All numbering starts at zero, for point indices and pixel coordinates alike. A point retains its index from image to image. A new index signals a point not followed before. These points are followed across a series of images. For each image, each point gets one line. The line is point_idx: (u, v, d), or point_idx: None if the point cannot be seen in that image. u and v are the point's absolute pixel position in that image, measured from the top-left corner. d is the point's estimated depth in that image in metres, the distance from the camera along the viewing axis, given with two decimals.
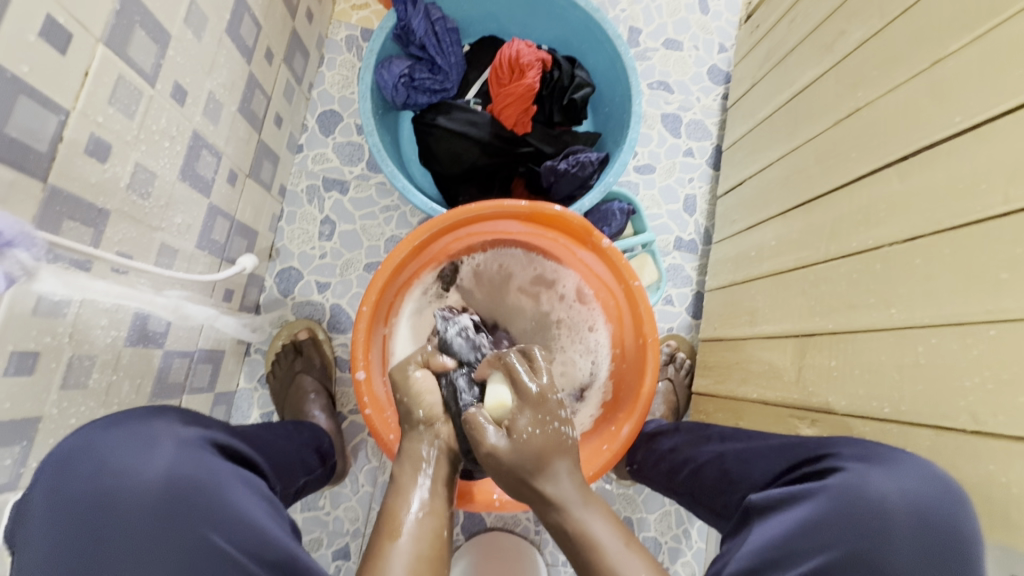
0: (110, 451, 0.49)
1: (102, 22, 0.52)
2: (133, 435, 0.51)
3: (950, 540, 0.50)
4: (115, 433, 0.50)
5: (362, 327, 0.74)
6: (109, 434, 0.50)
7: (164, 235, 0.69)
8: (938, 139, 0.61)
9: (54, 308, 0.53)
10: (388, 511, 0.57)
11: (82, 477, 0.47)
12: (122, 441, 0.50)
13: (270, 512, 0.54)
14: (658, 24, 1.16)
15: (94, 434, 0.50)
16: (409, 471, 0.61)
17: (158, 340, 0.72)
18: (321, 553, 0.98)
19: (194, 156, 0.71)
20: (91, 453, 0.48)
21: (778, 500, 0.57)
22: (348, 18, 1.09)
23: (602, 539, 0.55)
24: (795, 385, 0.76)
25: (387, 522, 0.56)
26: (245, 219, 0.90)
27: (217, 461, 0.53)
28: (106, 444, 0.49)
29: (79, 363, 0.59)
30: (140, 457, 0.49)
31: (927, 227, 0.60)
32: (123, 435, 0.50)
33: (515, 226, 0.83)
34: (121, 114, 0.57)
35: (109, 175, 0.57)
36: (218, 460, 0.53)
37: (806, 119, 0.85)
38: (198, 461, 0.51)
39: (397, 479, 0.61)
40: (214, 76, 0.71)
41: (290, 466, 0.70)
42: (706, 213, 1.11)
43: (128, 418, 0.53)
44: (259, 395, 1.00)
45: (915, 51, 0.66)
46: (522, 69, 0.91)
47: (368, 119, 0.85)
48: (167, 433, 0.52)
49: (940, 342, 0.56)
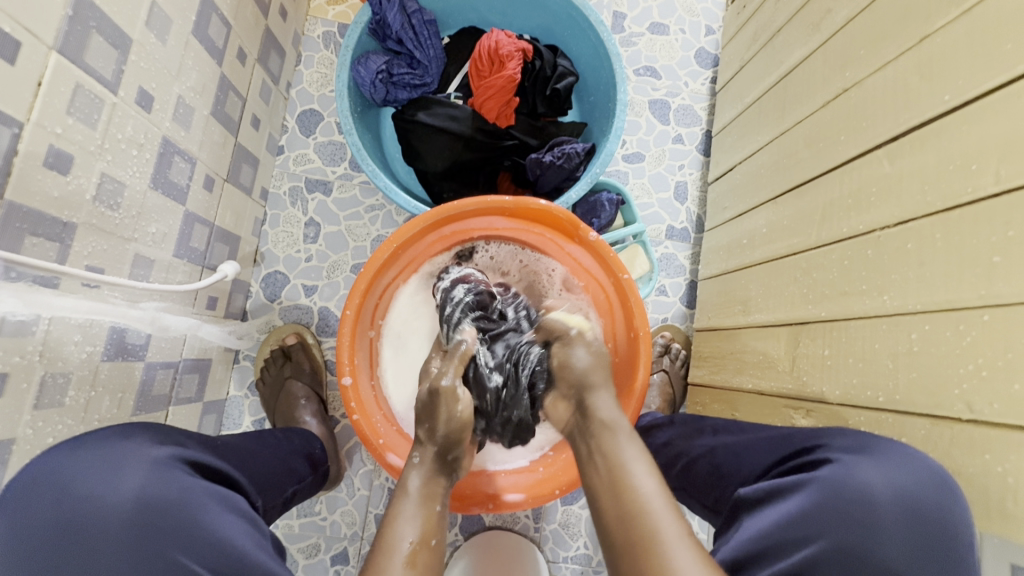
0: (78, 473, 0.48)
1: (54, 29, 0.50)
2: (102, 456, 0.49)
3: (943, 537, 0.49)
4: (82, 455, 0.49)
5: (347, 330, 0.73)
6: (76, 457, 0.49)
7: (138, 245, 0.67)
8: (929, 117, 0.59)
9: (21, 327, 0.52)
10: (386, 533, 0.54)
11: (47, 502, 0.47)
12: (90, 463, 0.49)
13: (250, 530, 0.53)
14: (643, 8, 1.13)
15: (62, 455, 0.49)
16: (418, 473, 0.61)
17: (138, 353, 0.71)
18: (319, 558, 0.97)
19: (165, 162, 0.69)
20: (57, 477, 0.48)
21: (769, 491, 0.56)
22: (324, 14, 1.07)
23: (665, 532, 0.49)
24: (790, 375, 0.75)
25: (382, 541, 0.53)
26: (226, 225, 0.88)
27: (190, 480, 0.51)
28: (73, 467, 0.48)
29: (53, 381, 0.57)
30: (109, 479, 0.48)
31: (919, 210, 0.58)
32: (91, 456, 0.49)
33: (501, 221, 0.81)
34: (82, 124, 0.55)
35: (73, 188, 0.55)
36: (192, 478, 0.52)
37: (795, 100, 0.83)
38: (169, 482, 0.50)
39: (404, 481, 0.60)
40: (182, 80, 0.69)
41: (276, 479, 0.68)
42: (697, 200, 1.09)
43: (99, 436, 0.52)
44: (250, 402, 0.98)
45: (904, 26, 0.64)
46: (502, 60, 0.89)
47: (347, 117, 0.82)
48: (140, 454, 0.51)
49: (934, 329, 0.55)
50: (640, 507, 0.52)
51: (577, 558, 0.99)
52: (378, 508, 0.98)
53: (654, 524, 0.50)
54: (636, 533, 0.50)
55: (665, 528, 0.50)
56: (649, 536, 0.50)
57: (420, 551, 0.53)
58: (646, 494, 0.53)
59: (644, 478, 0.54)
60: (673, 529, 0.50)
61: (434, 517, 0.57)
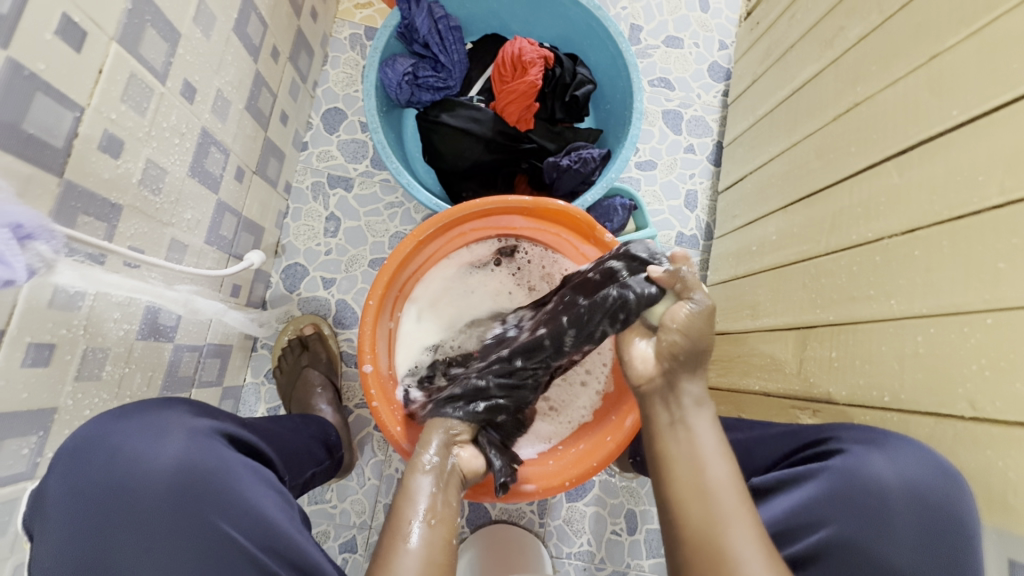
0: (123, 439, 0.53)
1: (115, 21, 0.53)
2: (146, 424, 0.54)
3: (952, 539, 0.52)
4: (128, 423, 0.54)
5: (370, 318, 0.75)
6: (122, 424, 0.54)
7: (174, 230, 0.70)
8: (935, 132, 0.62)
9: (70, 300, 0.55)
10: (395, 516, 0.56)
11: (96, 465, 0.51)
12: (136, 430, 0.53)
13: (281, 502, 0.57)
14: (659, 21, 1.17)
15: (109, 425, 0.54)
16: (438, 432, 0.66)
17: (168, 334, 0.73)
18: (328, 545, 0.99)
19: (203, 152, 0.72)
20: (105, 442, 0.52)
21: (783, 480, 0.59)
22: (351, 17, 1.10)
23: (718, 479, 0.53)
24: (796, 376, 0.77)
25: (394, 525, 0.55)
26: (252, 215, 0.91)
27: (228, 451, 0.56)
28: (120, 433, 0.53)
29: (93, 355, 0.60)
30: (152, 446, 0.52)
31: (925, 219, 0.61)
32: (137, 425, 0.54)
33: (520, 221, 0.84)
34: (133, 112, 0.58)
35: (122, 171, 0.58)
36: (228, 449, 0.56)
37: (807, 113, 0.86)
38: (208, 452, 0.54)
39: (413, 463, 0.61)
40: (222, 74, 0.72)
41: (298, 458, 0.72)
42: (707, 209, 1.12)
43: (142, 407, 0.56)
44: (266, 389, 1.01)
45: (913, 47, 0.68)
46: (525, 67, 0.92)
47: (373, 116, 0.85)
48: (180, 424, 0.55)
49: (939, 332, 0.58)
50: (707, 487, 0.53)
51: (580, 555, 1.01)
52: (387, 498, 1.01)
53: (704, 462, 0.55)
54: (696, 514, 0.52)
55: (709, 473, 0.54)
56: (710, 513, 0.51)
57: (427, 532, 0.54)
58: (703, 444, 0.56)
59: (716, 463, 0.55)
60: (731, 496, 0.52)
61: (441, 503, 0.57)
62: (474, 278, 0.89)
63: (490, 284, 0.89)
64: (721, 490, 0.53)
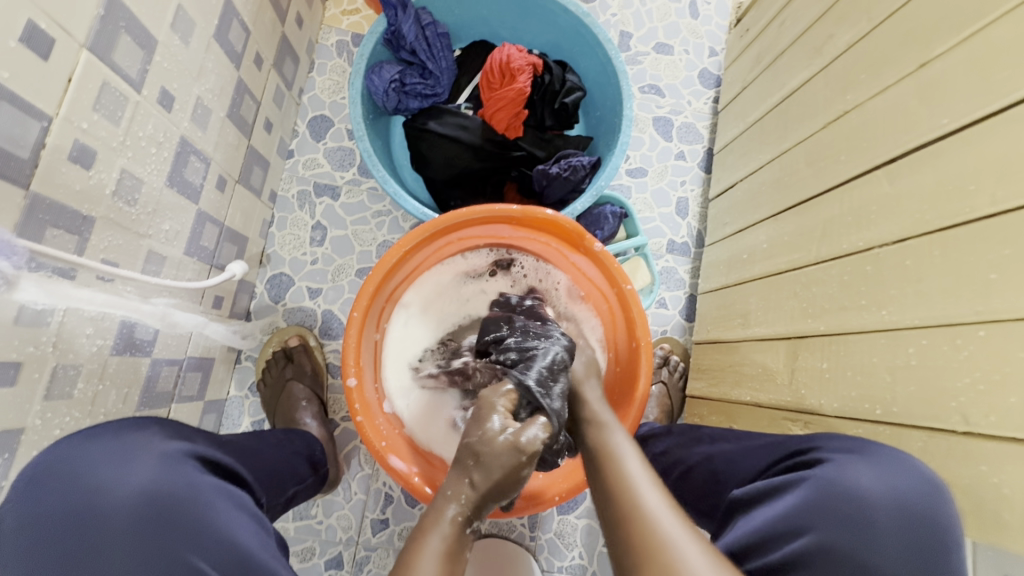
0: (87, 466, 0.50)
1: (86, 28, 0.51)
2: (111, 449, 0.52)
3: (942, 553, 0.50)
4: (94, 447, 0.51)
5: (354, 331, 0.73)
6: (88, 448, 0.51)
7: (151, 242, 0.68)
8: (925, 141, 0.61)
9: (37, 317, 0.53)
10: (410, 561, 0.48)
11: (56, 495, 0.48)
12: (103, 456, 0.51)
13: (254, 531, 0.54)
14: (649, 28, 1.16)
15: (73, 449, 0.51)
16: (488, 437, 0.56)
17: (146, 349, 0.71)
18: (314, 562, 0.96)
19: (182, 162, 0.70)
20: (68, 469, 0.50)
21: (766, 491, 0.58)
22: (338, 23, 1.09)
23: (650, 504, 0.50)
24: (788, 388, 0.76)
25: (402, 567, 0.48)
26: (236, 225, 0.89)
27: (199, 477, 0.53)
28: (85, 459, 0.50)
29: (64, 373, 0.58)
30: (119, 474, 0.50)
31: (917, 228, 0.60)
32: (103, 449, 0.51)
33: (508, 230, 0.83)
34: (107, 121, 0.56)
35: (94, 182, 0.56)
36: (199, 475, 0.54)
37: (797, 120, 0.85)
38: (177, 479, 0.52)
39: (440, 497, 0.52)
40: (202, 82, 0.71)
41: (279, 478, 0.70)
42: (698, 216, 1.11)
43: (110, 430, 0.54)
44: (250, 402, 0.99)
45: (901, 54, 0.67)
46: (513, 74, 0.90)
47: (358, 124, 0.83)
48: (149, 447, 0.53)
49: (931, 344, 0.56)
50: (641, 521, 0.49)
51: (572, 569, 0.99)
52: (374, 513, 0.98)
53: (639, 495, 0.51)
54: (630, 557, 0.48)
55: (647, 500, 0.50)
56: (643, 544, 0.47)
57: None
58: (632, 473, 0.54)
59: (649, 493, 0.51)
60: (670, 519, 0.48)
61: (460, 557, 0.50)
62: (467, 288, 0.88)
63: (481, 295, 0.88)
64: (657, 517, 0.49)
